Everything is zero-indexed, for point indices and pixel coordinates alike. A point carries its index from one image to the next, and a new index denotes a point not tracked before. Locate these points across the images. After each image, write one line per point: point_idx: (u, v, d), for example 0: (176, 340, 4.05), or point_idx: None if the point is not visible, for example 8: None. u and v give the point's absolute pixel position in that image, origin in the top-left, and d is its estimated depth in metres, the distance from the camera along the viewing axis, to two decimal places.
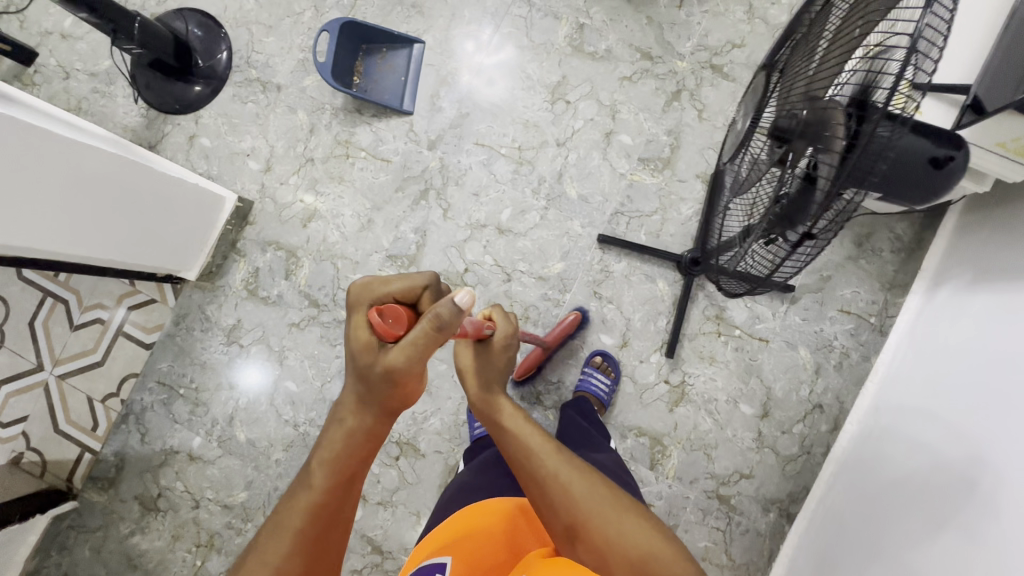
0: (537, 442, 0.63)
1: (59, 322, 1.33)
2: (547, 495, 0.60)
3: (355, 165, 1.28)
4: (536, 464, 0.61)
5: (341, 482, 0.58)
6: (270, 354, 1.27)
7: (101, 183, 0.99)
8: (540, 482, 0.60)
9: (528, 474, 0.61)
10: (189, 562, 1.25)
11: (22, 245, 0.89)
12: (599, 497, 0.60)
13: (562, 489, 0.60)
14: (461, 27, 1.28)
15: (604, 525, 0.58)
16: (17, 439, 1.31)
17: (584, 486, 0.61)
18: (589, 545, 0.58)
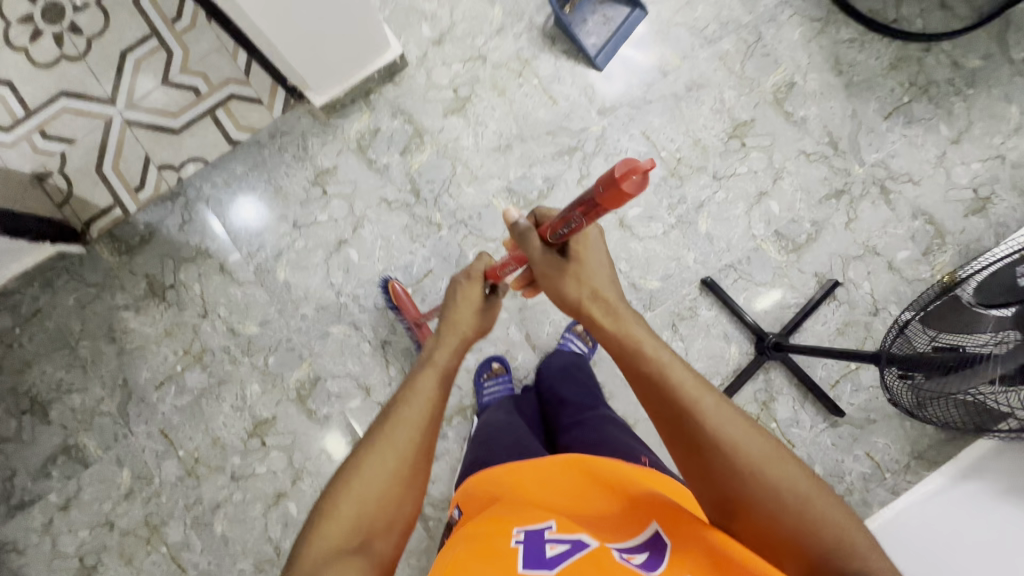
0: (701, 398, 0.62)
1: (152, 69, 1.23)
2: (707, 462, 0.59)
3: (521, 87, 1.22)
4: (693, 428, 0.61)
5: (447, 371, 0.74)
6: (347, 215, 1.21)
7: None
8: (700, 449, 0.60)
9: (686, 436, 0.61)
10: (169, 363, 1.20)
11: None
12: (774, 472, 0.57)
13: (727, 458, 0.58)
14: (687, 18, 1.23)
15: (773, 506, 0.56)
16: (53, 158, 1.22)
17: (756, 456, 0.58)
18: (751, 520, 0.57)
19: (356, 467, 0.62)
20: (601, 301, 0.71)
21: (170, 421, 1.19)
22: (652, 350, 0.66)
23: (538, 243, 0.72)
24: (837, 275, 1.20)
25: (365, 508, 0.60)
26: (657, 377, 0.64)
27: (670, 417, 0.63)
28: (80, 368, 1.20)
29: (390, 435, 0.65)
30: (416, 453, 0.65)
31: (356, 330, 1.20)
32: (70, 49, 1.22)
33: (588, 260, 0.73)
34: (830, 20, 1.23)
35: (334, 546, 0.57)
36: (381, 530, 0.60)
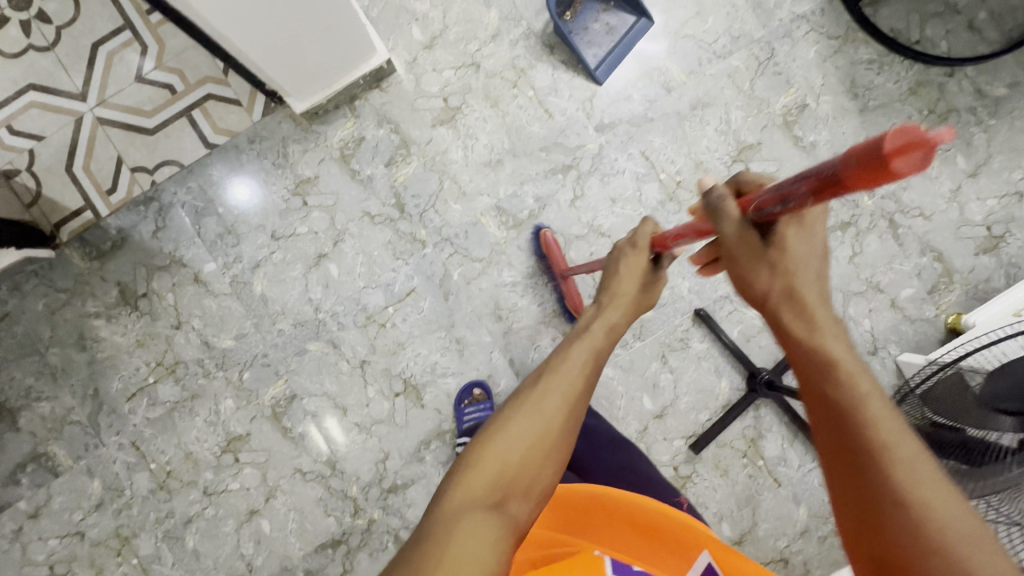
0: (902, 441, 0.46)
1: (126, 64, 1.16)
2: (882, 522, 0.44)
3: (515, 99, 1.15)
4: (871, 472, 0.46)
5: (600, 349, 0.69)
6: (328, 228, 1.16)
7: None
8: (875, 501, 0.45)
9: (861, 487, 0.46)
10: (141, 374, 1.16)
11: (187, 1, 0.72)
12: (987, 563, 0.40)
13: (916, 523, 0.43)
14: (696, 30, 1.15)
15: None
16: (22, 155, 1.16)
17: (957, 535, 0.42)
18: None
19: (502, 425, 0.60)
20: (796, 303, 0.55)
21: (142, 433, 1.16)
22: (851, 369, 0.51)
23: (738, 213, 0.54)
24: (837, 312, 1.15)
25: (511, 466, 0.56)
26: (842, 401, 0.49)
27: (837, 449, 0.49)
28: (50, 375, 1.16)
29: (538, 400, 0.62)
30: (562, 431, 0.61)
31: (334, 348, 1.16)
32: (39, 39, 1.15)
33: (796, 249, 0.56)
34: (848, 38, 1.15)
35: (476, 497, 0.53)
36: (519, 494, 0.55)
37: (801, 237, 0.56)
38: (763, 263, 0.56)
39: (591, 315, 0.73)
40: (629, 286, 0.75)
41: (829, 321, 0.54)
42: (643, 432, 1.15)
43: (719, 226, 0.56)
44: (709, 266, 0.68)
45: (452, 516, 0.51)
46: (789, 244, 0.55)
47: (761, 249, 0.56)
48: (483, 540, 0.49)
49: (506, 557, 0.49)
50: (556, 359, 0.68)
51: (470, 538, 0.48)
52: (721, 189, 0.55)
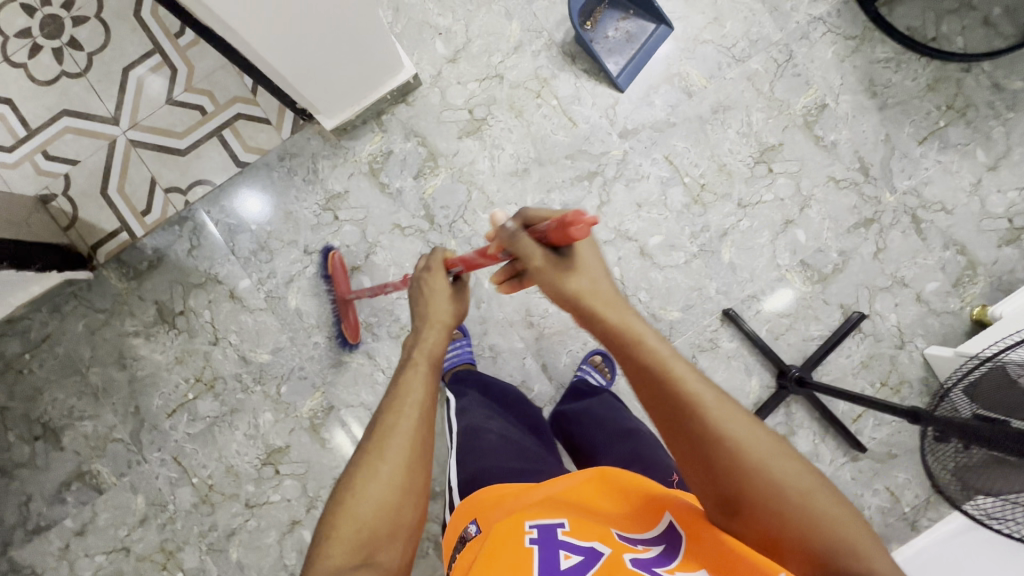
0: (703, 396, 0.57)
1: (155, 88, 1.18)
2: (707, 461, 0.56)
3: (539, 108, 1.17)
4: (691, 430, 0.57)
5: (434, 360, 0.71)
6: (360, 241, 1.18)
7: (330, 10, 0.84)
8: (697, 452, 0.57)
9: (689, 442, 0.57)
10: (181, 391, 1.19)
11: (229, 24, 0.76)
12: (781, 467, 0.55)
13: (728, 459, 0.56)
14: (715, 35, 1.17)
15: (768, 491, 0.55)
16: (57, 180, 1.19)
17: (760, 452, 0.56)
18: (751, 516, 0.55)
19: (355, 485, 0.59)
20: (597, 300, 0.64)
21: (184, 448, 1.19)
22: (652, 344, 0.61)
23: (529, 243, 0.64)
24: (863, 307, 1.17)
25: (364, 526, 0.57)
26: (654, 373, 0.59)
27: (663, 420, 0.59)
28: (92, 395, 1.19)
29: (383, 448, 0.62)
30: (412, 456, 0.62)
31: (370, 359, 1.18)
32: (71, 66, 1.18)
33: (582, 253, 0.66)
34: (865, 38, 1.17)
35: (339, 567, 0.55)
36: (383, 540, 0.58)
37: (584, 247, 0.66)
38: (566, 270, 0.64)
39: (410, 344, 0.73)
40: (439, 305, 0.75)
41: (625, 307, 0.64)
42: None
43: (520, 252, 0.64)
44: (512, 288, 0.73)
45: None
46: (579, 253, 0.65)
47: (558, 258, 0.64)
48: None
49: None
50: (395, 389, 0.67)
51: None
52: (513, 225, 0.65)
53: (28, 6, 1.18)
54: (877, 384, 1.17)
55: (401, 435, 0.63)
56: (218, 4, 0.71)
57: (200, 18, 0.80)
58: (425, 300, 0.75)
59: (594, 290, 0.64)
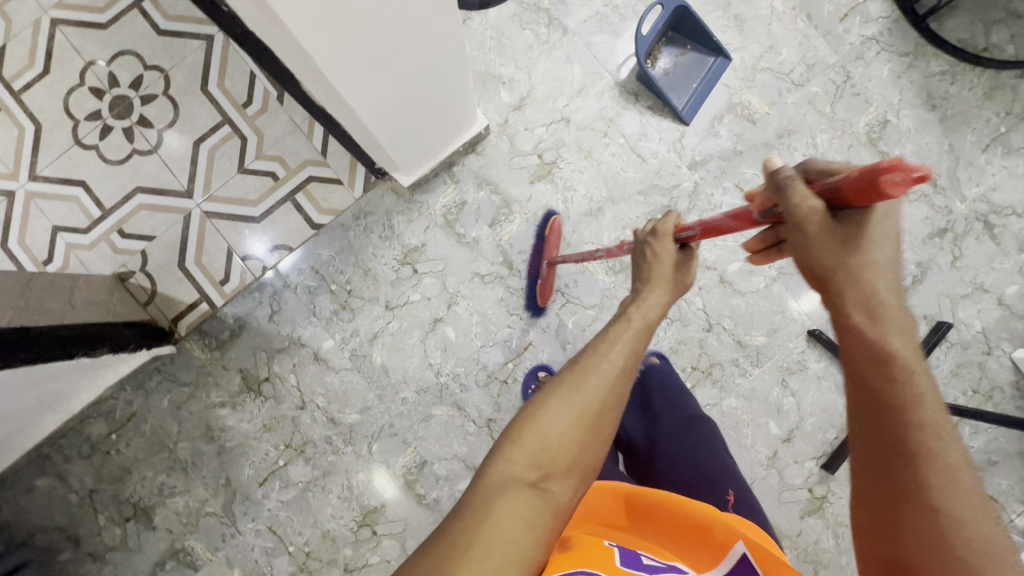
0: (941, 450, 0.50)
1: (227, 158, 1.20)
2: (902, 518, 0.49)
3: (608, 147, 1.19)
4: (904, 475, 0.49)
5: (648, 324, 0.65)
6: (441, 292, 1.18)
7: (433, 78, 0.86)
8: (906, 496, 0.49)
9: (892, 483, 0.50)
10: (271, 458, 1.17)
11: (349, 105, 0.77)
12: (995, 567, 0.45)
13: (939, 533, 0.47)
14: (772, 63, 1.20)
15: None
16: (134, 256, 1.19)
17: (974, 538, 0.46)
18: None
19: (544, 405, 0.56)
20: (865, 293, 0.55)
21: (278, 516, 1.16)
22: (907, 367, 0.52)
23: (810, 202, 0.52)
24: (947, 316, 1.17)
25: (550, 445, 0.53)
26: (894, 401, 0.52)
27: (883, 445, 0.51)
28: (181, 470, 1.17)
29: (579, 387, 0.57)
30: (607, 413, 0.57)
31: (459, 410, 1.17)
32: (142, 143, 1.20)
33: (875, 226, 0.54)
34: (918, 53, 1.20)
35: (515, 473, 0.51)
36: (561, 471, 0.53)
37: (880, 215, 0.54)
38: (844, 245, 0.54)
39: (626, 302, 0.68)
40: (662, 270, 0.70)
41: (897, 319, 0.54)
42: (773, 457, 1.16)
43: (790, 208, 0.53)
44: (765, 248, 0.65)
45: (490, 493, 0.50)
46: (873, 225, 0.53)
47: (839, 225, 0.53)
48: (520, 524, 0.47)
49: (543, 539, 0.48)
50: (595, 346, 0.63)
51: (506, 519, 0.47)
52: (788, 169, 0.53)
53: (96, 89, 1.21)
54: (969, 392, 1.16)
55: (599, 377, 0.58)
56: (348, 85, 0.72)
57: (314, 100, 0.81)
58: (647, 263, 0.70)
59: (873, 271, 0.55)
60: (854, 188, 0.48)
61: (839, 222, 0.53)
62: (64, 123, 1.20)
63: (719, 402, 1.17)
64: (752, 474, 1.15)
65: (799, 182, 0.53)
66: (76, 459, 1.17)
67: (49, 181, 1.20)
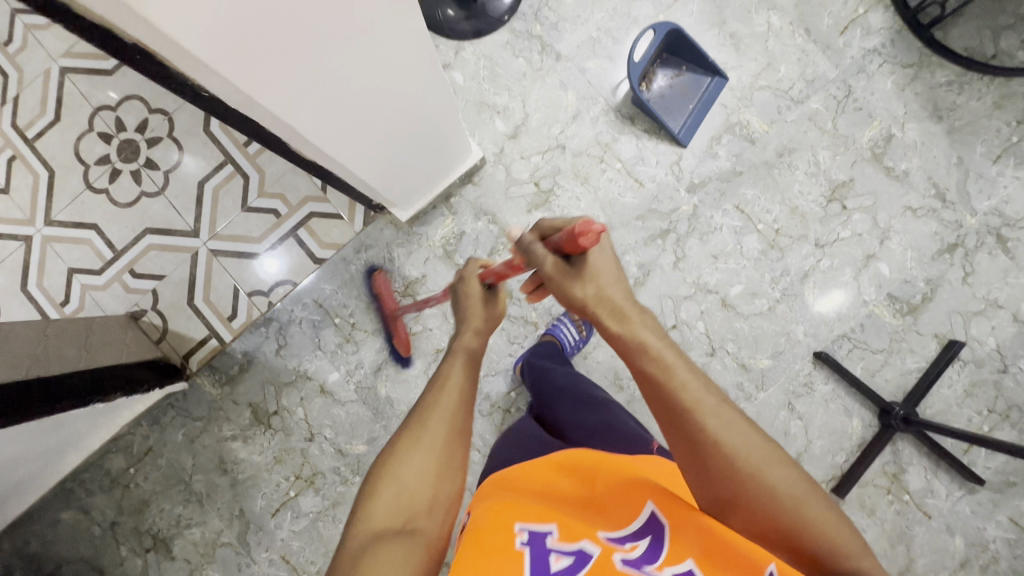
0: (703, 399, 0.54)
1: (231, 196, 1.23)
2: (704, 467, 0.53)
3: (604, 173, 1.18)
4: (692, 433, 0.53)
5: (472, 350, 0.67)
6: (442, 323, 1.19)
7: (420, 122, 0.86)
8: (696, 453, 0.53)
9: (686, 446, 0.54)
10: (282, 489, 1.20)
11: (334, 159, 0.77)
12: (774, 473, 0.52)
13: (733, 468, 0.52)
14: (771, 80, 1.18)
15: (762, 497, 0.51)
16: (145, 295, 1.23)
17: (754, 461, 0.52)
18: (746, 517, 0.52)
19: (393, 454, 0.57)
20: (608, 302, 0.60)
21: (290, 546, 1.19)
22: (654, 347, 0.57)
23: (545, 255, 0.62)
24: (959, 334, 1.14)
25: (406, 491, 0.55)
26: (660, 374, 0.55)
27: (665, 419, 0.55)
28: (197, 502, 1.21)
29: (421, 424, 0.59)
30: (449, 437, 0.59)
31: None
32: (149, 185, 1.24)
33: (596, 260, 0.61)
34: (923, 64, 1.16)
35: (379, 530, 0.53)
36: (423, 509, 0.55)
37: (597, 250, 0.62)
38: (577, 275, 0.61)
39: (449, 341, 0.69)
40: (476, 307, 0.71)
41: (635, 307, 0.60)
42: None
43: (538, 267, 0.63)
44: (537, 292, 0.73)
45: (358, 552, 0.51)
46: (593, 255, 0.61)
47: (568, 266, 0.61)
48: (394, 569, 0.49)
49: None
50: (434, 379, 0.64)
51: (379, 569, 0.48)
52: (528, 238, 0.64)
53: (104, 134, 1.24)
54: (984, 411, 1.13)
55: (442, 408, 0.60)
56: (330, 144, 0.72)
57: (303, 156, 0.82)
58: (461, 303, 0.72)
59: (603, 283, 0.60)
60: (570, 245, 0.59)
61: (571, 266, 0.61)
62: (75, 169, 1.24)
63: None
64: None
65: (537, 243, 0.63)
66: (97, 493, 1.21)
67: (62, 225, 1.24)
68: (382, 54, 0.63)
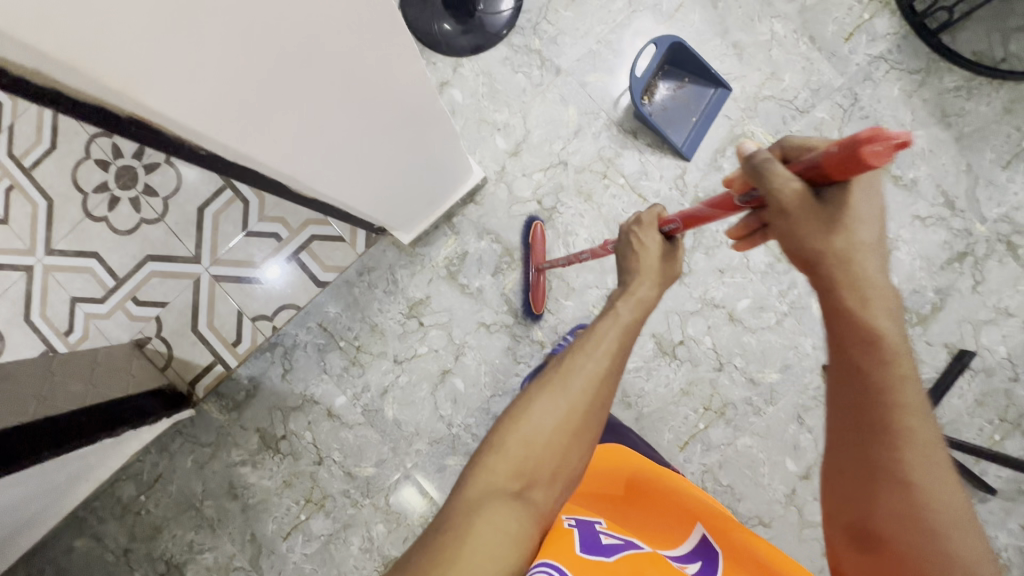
0: (915, 425, 0.49)
1: (231, 221, 1.22)
2: (876, 491, 0.49)
3: (608, 189, 1.17)
4: (875, 448, 0.49)
5: (634, 324, 0.64)
6: (448, 344, 1.19)
7: (419, 155, 0.85)
8: (874, 472, 0.49)
9: (870, 460, 0.50)
10: (293, 513, 1.20)
11: (332, 198, 0.76)
12: (959, 540, 0.45)
13: (907, 504, 0.47)
14: (775, 90, 1.16)
15: (928, 551, 0.45)
16: (149, 323, 1.23)
17: (942, 513, 0.46)
18: (891, 564, 0.47)
19: (529, 408, 0.56)
20: (845, 269, 0.52)
21: (303, 569, 1.19)
22: (892, 347, 0.50)
23: (791, 180, 0.50)
24: (969, 344, 1.13)
25: (533, 454, 0.53)
26: (875, 381, 0.50)
27: (854, 427, 0.51)
28: (208, 527, 1.21)
29: (567, 381, 0.58)
30: (588, 417, 0.57)
31: None
32: (148, 212, 1.23)
33: (857, 206, 0.51)
34: (930, 69, 1.14)
35: (497, 484, 0.51)
36: (543, 480, 0.53)
37: (861, 192, 0.51)
38: (824, 221, 0.50)
39: (616, 295, 0.67)
40: (650, 263, 0.69)
41: (881, 297, 0.52)
42: (791, 494, 1.14)
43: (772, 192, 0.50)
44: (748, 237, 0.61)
45: (473, 505, 0.49)
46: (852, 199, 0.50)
47: (820, 205, 0.50)
48: (500, 534, 0.47)
49: (524, 551, 0.47)
50: (586, 338, 0.63)
51: (488, 526, 0.46)
52: (764, 154, 0.51)
53: (101, 161, 1.23)
54: (996, 421, 1.12)
55: (586, 377, 0.58)
56: (328, 188, 0.71)
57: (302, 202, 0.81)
58: (634, 255, 0.69)
59: (857, 252, 0.51)
60: (829, 163, 0.46)
61: (822, 202, 0.50)
62: (74, 197, 1.24)
63: (733, 441, 1.15)
64: (771, 513, 1.14)
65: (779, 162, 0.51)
66: (109, 520, 1.22)
67: (63, 254, 1.23)
68: (382, 98, 0.61)
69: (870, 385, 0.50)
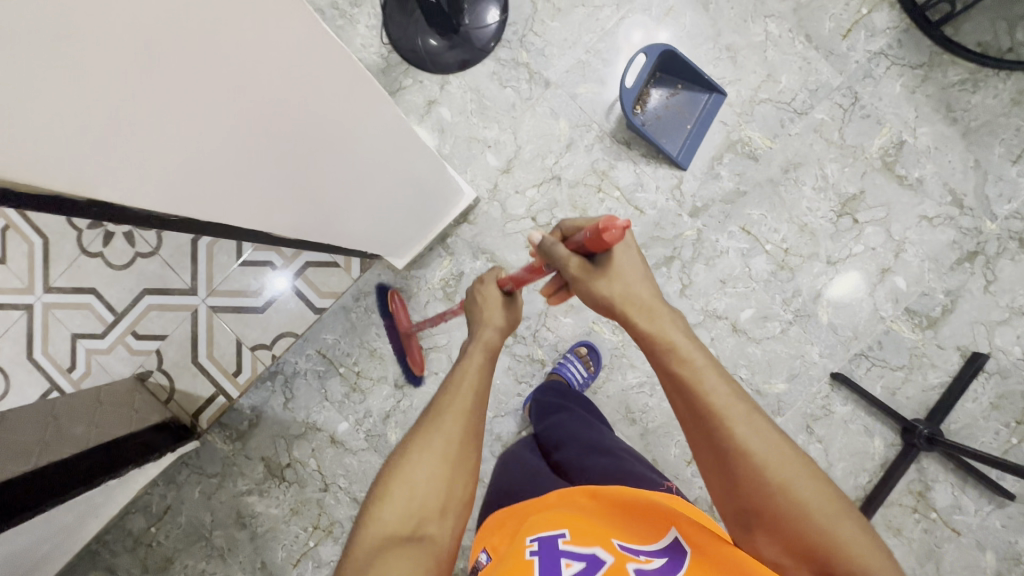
0: (730, 407, 0.53)
1: (226, 251, 1.22)
2: (731, 475, 0.52)
3: (603, 203, 1.14)
4: (720, 445, 0.52)
5: (490, 354, 0.67)
6: (448, 365, 1.18)
7: (404, 181, 0.82)
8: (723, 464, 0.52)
9: (717, 456, 0.53)
10: (302, 540, 1.20)
11: (317, 237, 0.73)
12: (806, 491, 0.49)
13: (755, 476, 0.50)
14: (771, 92, 1.12)
15: (792, 512, 0.49)
16: (150, 356, 1.23)
17: (782, 476, 0.50)
18: (774, 533, 0.50)
19: (403, 454, 0.56)
20: (636, 306, 0.61)
21: None
22: (683, 346, 0.57)
23: (567, 254, 0.61)
24: (982, 345, 1.10)
25: (415, 495, 0.54)
26: (690, 381, 0.55)
27: (695, 428, 0.54)
28: (218, 557, 1.21)
29: (436, 422, 0.58)
30: (460, 444, 0.58)
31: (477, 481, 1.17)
32: (143, 245, 1.22)
33: (620, 262, 0.62)
34: (933, 63, 1.10)
35: (389, 534, 0.51)
36: (431, 514, 0.54)
37: (621, 253, 0.63)
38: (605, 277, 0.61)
39: (466, 343, 0.69)
40: (493, 309, 0.72)
41: (666, 310, 0.62)
42: None
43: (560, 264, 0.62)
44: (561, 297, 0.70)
45: (364, 561, 0.49)
46: (615, 258, 0.62)
47: (596, 266, 0.62)
48: None
49: None
50: (450, 380, 0.63)
51: None
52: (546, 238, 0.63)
53: None
54: (1013, 424, 1.09)
55: (455, 411, 0.59)
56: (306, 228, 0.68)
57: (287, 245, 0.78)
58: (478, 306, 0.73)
59: (632, 292, 0.62)
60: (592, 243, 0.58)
61: (598, 264, 0.61)
62: (69, 234, 1.24)
63: None
64: None
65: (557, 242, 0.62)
66: (121, 553, 1.23)
67: (61, 291, 1.23)
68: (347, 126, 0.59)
69: (687, 394, 0.55)
